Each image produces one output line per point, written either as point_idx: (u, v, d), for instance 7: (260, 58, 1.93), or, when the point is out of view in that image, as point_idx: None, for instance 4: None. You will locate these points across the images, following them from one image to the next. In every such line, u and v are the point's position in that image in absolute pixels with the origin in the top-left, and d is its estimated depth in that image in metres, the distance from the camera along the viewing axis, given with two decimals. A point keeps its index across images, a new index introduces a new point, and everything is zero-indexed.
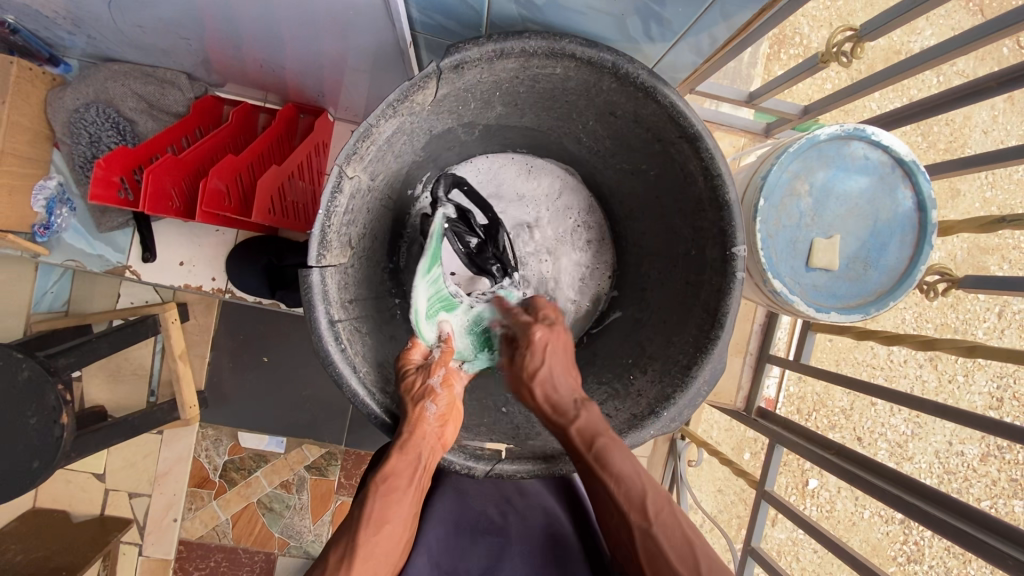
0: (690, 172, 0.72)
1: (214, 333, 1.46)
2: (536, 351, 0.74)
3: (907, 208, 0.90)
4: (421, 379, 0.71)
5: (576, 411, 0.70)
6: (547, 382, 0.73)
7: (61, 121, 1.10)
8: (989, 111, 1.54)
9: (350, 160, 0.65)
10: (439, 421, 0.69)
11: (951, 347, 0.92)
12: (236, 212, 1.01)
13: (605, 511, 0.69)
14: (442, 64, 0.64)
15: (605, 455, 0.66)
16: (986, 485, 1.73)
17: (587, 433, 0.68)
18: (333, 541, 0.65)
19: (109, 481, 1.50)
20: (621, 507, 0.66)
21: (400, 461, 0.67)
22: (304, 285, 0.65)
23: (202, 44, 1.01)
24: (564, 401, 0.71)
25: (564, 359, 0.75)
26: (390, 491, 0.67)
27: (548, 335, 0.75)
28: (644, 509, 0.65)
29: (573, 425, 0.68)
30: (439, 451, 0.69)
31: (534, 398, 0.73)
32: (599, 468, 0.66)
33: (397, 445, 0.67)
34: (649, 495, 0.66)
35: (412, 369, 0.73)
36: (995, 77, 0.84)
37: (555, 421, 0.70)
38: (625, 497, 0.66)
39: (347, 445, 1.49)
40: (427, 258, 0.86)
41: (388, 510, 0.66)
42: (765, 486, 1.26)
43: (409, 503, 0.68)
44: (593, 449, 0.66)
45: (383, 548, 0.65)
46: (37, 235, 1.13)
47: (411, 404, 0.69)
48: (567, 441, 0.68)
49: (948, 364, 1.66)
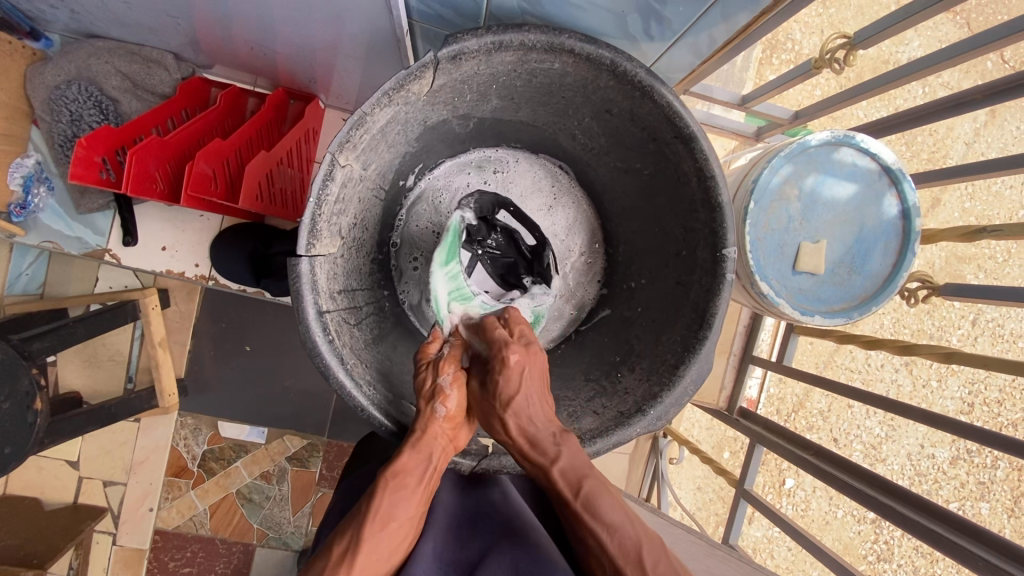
0: (684, 172, 0.73)
1: (195, 320, 1.44)
2: (511, 374, 0.69)
3: (892, 215, 0.92)
4: (430, 378, 0.71)
5: (556, 449, 0.67)
6: (521, 415, 0.69)
7: (41, 99, 1.07)
8: (972, 124, 1.57)
9: (343, 148, 0.64)
10: (451, 423, 0.69)
11: (929, 352, 0.93)
12: (222, 197, 0.99)
13: (595, 565, 0.68)
14: (439, 54, 0.63)
15: (592, 501, 0.66)
16: (954, 487, 1.78)
17: (571, 476, 0.66)
18: (339, 533, 0.64)
19: (84, 469, 1.47)
20: (613, 560, 0.65)
21: (412, 458, 0.65)
22: (292, 274, 0.64)
23: (191, 23, 0.99)
24: (543, 439, 0.68)
25: (536, 390, 0.71)
26: (400, 488, 0.65)
27: (524, 359, 0.70)
28: (639, 561, 0.63)
29: (554, 466, 0.66)
30: (449, 452, 0.69)
31: (509, 437, 0.69)
32: (588, 515, 0.66)
33: (409, 443, 0.66)
34: (642, 542, 0.65)
35: (425, 363, 0.73)
36: (980, 90, 0.86)
37: (530, 460, 0.68)
38: (615, 544, 0.65)
39: (329, 437, 1.48)
40: (445, 252, 0.80)
41: (396, 506, 0.65)
42: (744, 485, 1.27)
43: (416, 501, 0.66)
44: (579, 495, 0.66)
45: (386, 544, 0.64)
46: (13, 215, 1.09)
47: (425, 403, 0.69)
48: (551, 483, 0.67)
49: (923, 369, 1.70)
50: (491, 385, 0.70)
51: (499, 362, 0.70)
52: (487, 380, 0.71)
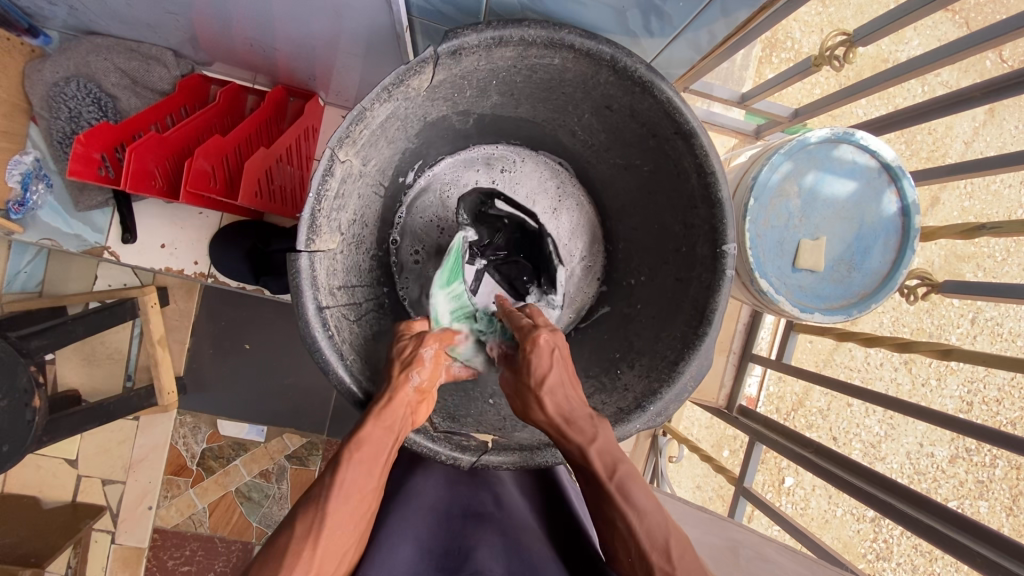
0: (684, 168, 0.73)
1: (194, 319, 1.44)
2: (542, 353, 0.71)
3: (892, 212, 0.92)
4: (412, 347, 0.73)
5: (594, 429, 0.67)
6: (558, 394, 0.70)
7: (39, 95, 1.07)
8: (970, 123, 1.57)
9: (343, 143, 0.64)
10: (417, 395, 0.69)
11: (928, 348, 0.92)
12: (221, 193, 0.98)
13: (620, 548, 0.66)
14: (439, 49, 0.63)
15: (626, 487, 0.65)
16: (953, 485, 1.78)
17: (607, 457, 0.66)
18: (299, 506, 0.62)
19: (83, 467, 1.47)
20: (641, 547, 0.63)
21: (376, 429, 0.64)
22: (292, 270, 0.64)
23: (190, 20, 0.98)
24: (579, 417, 0.68)
25: (567, 370, 0.72)
26: (364, 460, 0.64)
27: (554, 338, 0.72)
28: (667, 549, 0.62)
29: (592, 445, 0.66)
30: (409, 426, 0.68)
31: (545, 414, 0.69)
32: (621, 498, 0.65)
33: (371, 414, 0.65)
34: (670, 532, 0.64)
35: (407, 335, 0.75)
36: (977, 89, 0.86)
37: (569, 438, 0.67)
38: (645, 534, 0.63)
39: (328, 435, 1.48)
40: (446, 272, 0.85)
41: (358, 477, 0.63)
42: (743, 483, 1.27)
43: (379, 473, 0.66)
44: (614, 478, 0.65)
45: (351, 516, 0.62)
46: (11, 212, 1.09)
47: (398, 370, 0.69)
48: (586, 462, 0.66)
49: (922, 367, 1.70)
50: (524, 363, 0.72)
51: (530, 341, 0.72)
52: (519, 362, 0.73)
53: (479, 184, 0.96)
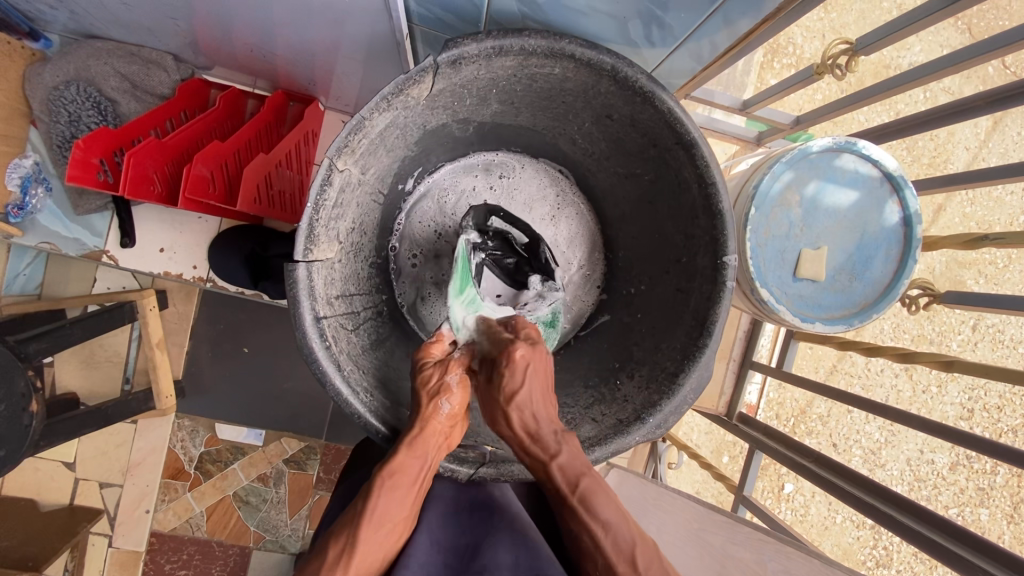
0: (685, 179, 0.72)
1: (193, 322, 1.43)
2: (517, 369, 0.69)
3: (893, 222, 0.91)
4: (437, 375, 0.70)
5: (557, 445, 0.67)
6: (525, 410, 0.69)
7: (40, 99, 1.07)
8: (972, 130, 1.57)
9: (342, 153, 0.63)
10: (450, 421, 0.68)
11: (929, 359, 0.92)
12: (220, 199, 0.98)
13: (587, 562, 0.66)
14: (439, 58, 0.62)
15: (589, 499, 0.66)
16: (954, 492, 1.77)
17: (570, 473, 0.66)
18: (333, 534, 0.64)
19: (80, 470, 1.47)
20: (608, 560, 0.64)
21: (409, 458, 0.65)
22: (289, 279, 0.63)
23: (191, 25, 0.98)
24: (545, 432, 0.68)
25: (542, 385, 0.71)
26: (395, 488, 0.65)
27: (530, 354, 0.71)
28: (633, 559, 0.63)
29: (553, 462, 0.66)
30: (443, 451, 0.68)
31: (511, 428, 0.69)
32: (584, 511, 0.66)
33: (405, 441, 0.65)
34: (637, 543, 0.64)
35: (430, 364, 0.72)
36: (983, 97, 0.85)
37: (532, 452, 0.68)
38: (612, 547, 0.64)
39: (327, 439, 1.47)
40: (458, 280, 0.82)
41: (390, 507, 0.65)
42: (743, 491, 1.27)
43: (409, 501, 0.66)
44: (577, 490, 0.66)
45: (380, 543, 0.64)
46: (10, 216, 1.08)
47: (427, 398, 0.68)
48: (548, 477, 0.67)
49: (922, 374, 1.70)
50: (497, 377, 0.70)
51: (505, 356, 0.70)
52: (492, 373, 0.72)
53: (478, 190, 0.96)
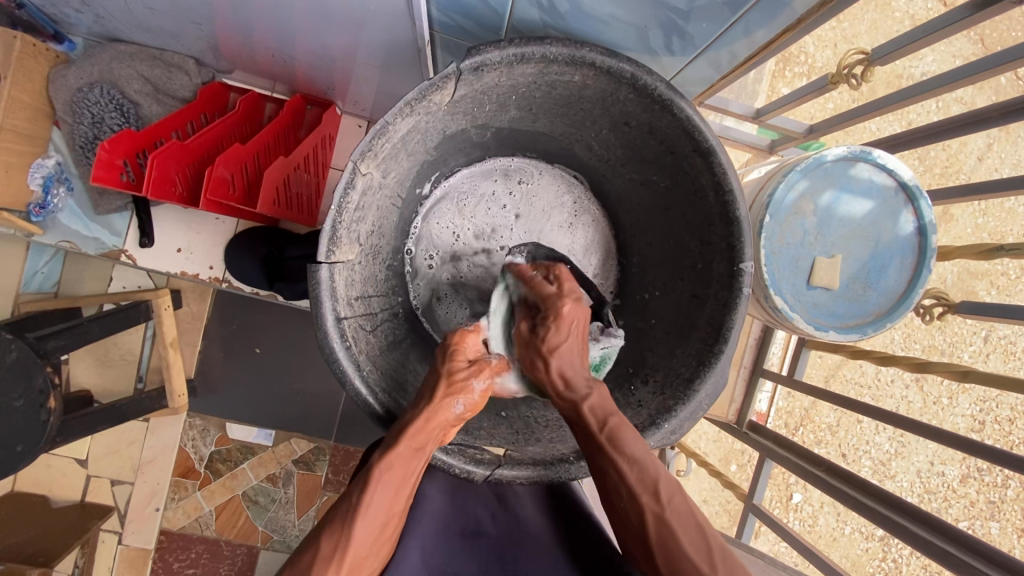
0: (702, 186, 0.73)
1: (206, 322, 1.45)
2: (563, 326, 0.73)
3: (908, 232, 0.91)
4: (466, 373, 0.71)
5: (588, 389, 0.70)
6: (564, 359, 0.72)
7: (63, 100, 1.09)
8: (985, 139, 1.56)
9: (365, 156, 0.64)
10: (457, 420, 0.69)
11: (944, 369, 0.91)
12: (240, 201, 0.99)
13: (609, 496, 0.66)
14: (462, 65, 0.63)
15: (616, 436, 0.66)
16: (964, 505, 1.76)
17: (599, 412, 0.68)
18: (325, 525, 0.63)
19: (92, 467, 1.48)
20: (632, 491, 0.63)
21: (406, 448, 0.64)
22: (312, 280, 0.64)
23: (214, 30, 1.00)
24: (578, 380, 0.71)
25: (581, 341, 0.74)
26: (391, 480, 0.65)
27: (574, 311, 0.74)
28: (656, 492, 0.63)
29: (585, 403, 0.68)
30: (438, 444, 0.68)
31: (547, 376, 0.72)
32: (611, 447, 0.65)
33: (405, 433, 0.65)
34: (661, 477, 0.64)
35: (461, 364, 0.72)
36: (998, 108, 0.85)
37: (566, 394, 0.70)
38: (635, 478, 0.63)
39: (336, 441, 1.48)
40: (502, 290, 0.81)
41: (384, 499, 0.64)
42: (752, 499, 1.26)
43: (404, 494, 0.66)
44: (605, 428, 0.66)
45: (374, 539, 0.64)
46: (32, 215, 1.11)
47: (443, 394, 0.68)
48: (578, 418, 0.69)
49: (933, 385, 1.69)
50: (542, 330, 0.73)
51: (553, 313, 0.73)
52: (537, 329, 0.74)
53: (496, 195, 0.96)
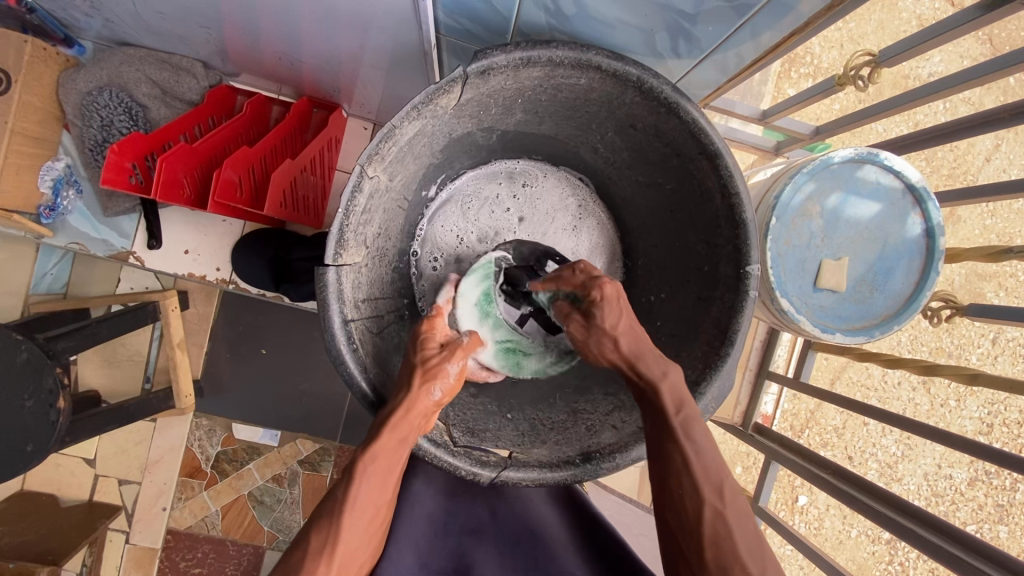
0: (708, 189, 0.73)
1: (213, 323, 1.46)
2: (607, 306, 0.71)
3: (916, 233, 0.91)
4: (439, 359, 0.72)
5: (662, 368, 0.67)
6: (629, 339, 0.70)
7: (72, 104, 1.10)
8: (993, 140, 1.55)
9: (372, 160, 0.65)
10: (436, 406, 0.69)
11: (953, 372, 0.91)
12: (246, 204, 1.00)
13: (666, 484, 0.62)
14: (469, 69, 0.63)
15: (689, 424, 0.63)
16: (972, 508, 1.74)
17: (675, 397, 0.65)
18: (313, 520, 0.63)
19: (100, 467, 1.49)
20: (695, 482, 0.60)
21: (390, 439, 0.64)
22: (319, 281, 0.65)
23: (222, 33, 1.01)
24: (647, 358, 0.68)
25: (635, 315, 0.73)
26: (377, 472, 0.65)
27: (619, 289, 0.72)
28: (721, 489, 0.60)
29: (664, 380, 0.66)
30: (421, 432, 0.68)
31: (616, 356, 0.71)
32: (682, 433, 0.63)
33: (386, 424, 0.65)
34: (725, 476, 0.61)
35: (432, 350, 0.73)
36: (1007, 109, 0.84)
37: (642, 374, 0.68)
38: (701, 469, 0.61)
39: (341, 441, 1.49)
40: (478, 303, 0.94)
41: (371, 491, 0.64)
42: (758, 502, 1.26)
43: (391, 483, 0.66)
44: (680, 413, 0.64)
45: (365, 529, 0.64)
46: (42, 217, 1.12)
47: (420, 382, 0.68)
48: (655, 396, 0.66)
49: (940, 388, 1.68)
50: (591, 314, 0.73)
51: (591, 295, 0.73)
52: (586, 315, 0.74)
53: (501, 198, 0.97)
